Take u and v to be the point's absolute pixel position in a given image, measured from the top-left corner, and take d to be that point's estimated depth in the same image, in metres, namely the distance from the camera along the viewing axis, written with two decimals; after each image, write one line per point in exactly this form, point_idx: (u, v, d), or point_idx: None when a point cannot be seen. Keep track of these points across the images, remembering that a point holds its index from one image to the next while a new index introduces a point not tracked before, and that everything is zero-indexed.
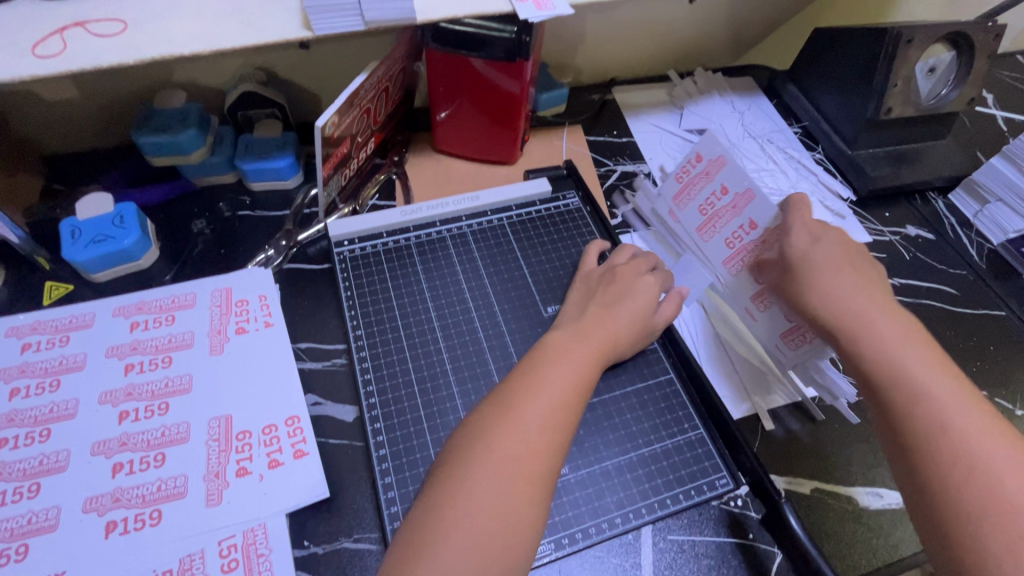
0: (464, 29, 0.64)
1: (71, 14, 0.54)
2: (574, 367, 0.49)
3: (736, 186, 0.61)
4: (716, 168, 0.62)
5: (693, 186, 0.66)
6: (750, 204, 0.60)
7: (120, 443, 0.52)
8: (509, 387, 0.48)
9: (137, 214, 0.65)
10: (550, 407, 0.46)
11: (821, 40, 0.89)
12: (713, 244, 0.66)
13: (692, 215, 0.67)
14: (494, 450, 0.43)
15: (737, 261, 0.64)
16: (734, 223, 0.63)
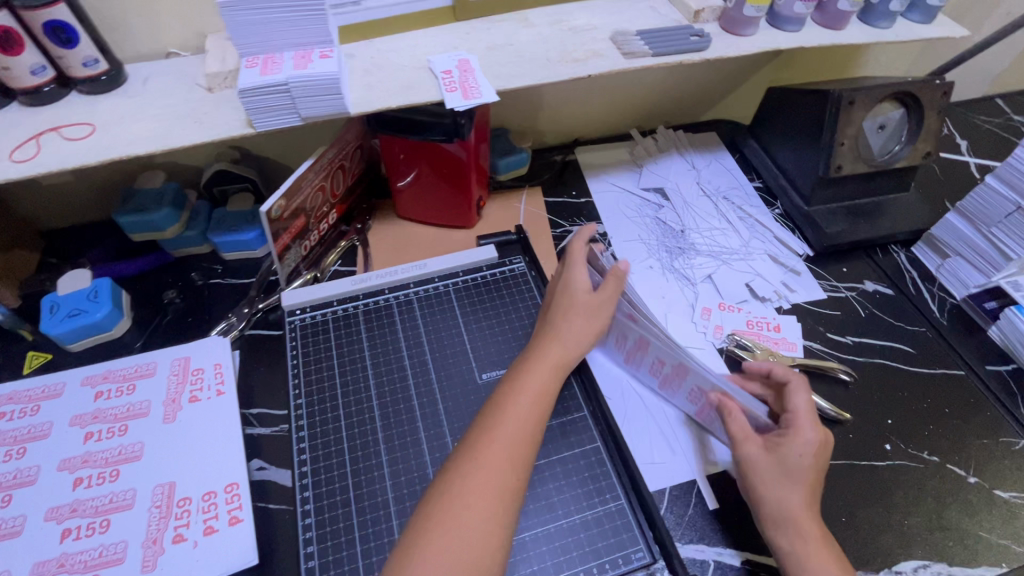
0: (412, 117, 0.70)
1: (49, 120, 0.62)
2: (535, 389, 0.56)
3: (632, 329, 0.61)
4: (609, 312, 0.63)
5: (599, 323, 0.67)
6: (651, 347, 0.61)
7: (70, 509, 0.57)
8: (477, 424, 0.54)
9: (110, 288, 0.72)
10: (513, 437, 0.52)
11: (774, 100, 0.91)
12: (643, 370, 0.67)
13: (613, 346, 0.68)
14: (470, 484, 0.48)
15: (667, 384, 0.64)
16: (648, 359, 0.63)
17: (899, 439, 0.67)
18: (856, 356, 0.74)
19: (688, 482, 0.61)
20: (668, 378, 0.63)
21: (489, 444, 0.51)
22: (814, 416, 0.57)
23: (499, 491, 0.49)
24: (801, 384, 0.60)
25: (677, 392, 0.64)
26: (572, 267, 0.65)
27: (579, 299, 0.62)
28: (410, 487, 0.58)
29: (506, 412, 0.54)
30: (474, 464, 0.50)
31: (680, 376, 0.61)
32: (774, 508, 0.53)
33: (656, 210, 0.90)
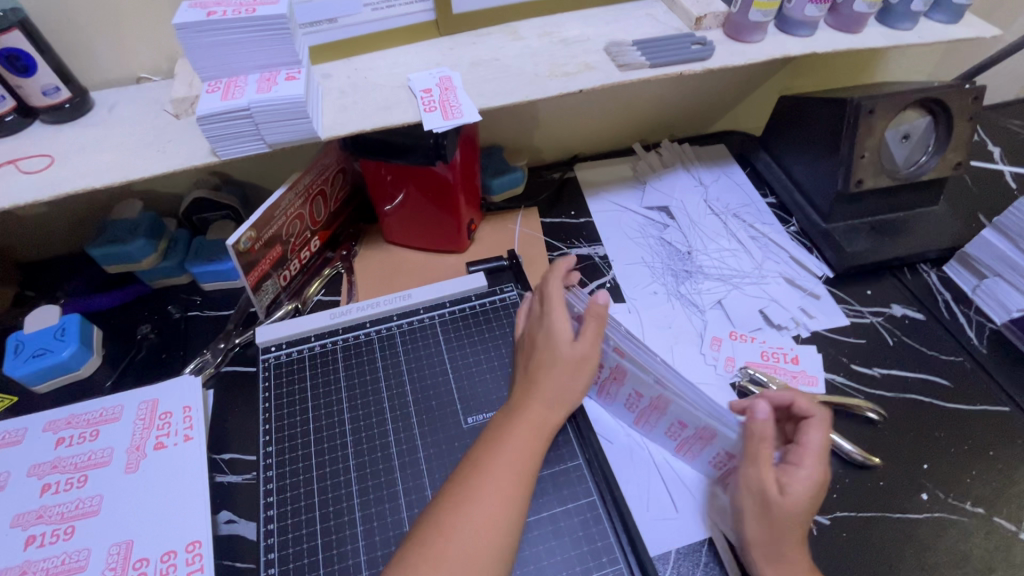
0: (391, 139, 0.65)
1: (7, 152, 0.58)
2: (514, 455, 0.50)
3: (648, 391, 0.55)
4: (620, 373, 0.57)
5: (606, 384, 0.60)
6: (671, 408, 0.54)
7: (19, 572, 0.52)
8: (451, 486, 0.48)
9: (79, 325, 0.68)
10: (489, 503, 0.47)
11: (787, 110, 0.85)
12: (657, 434, 0.61)
13: (622, 409, 0.62)
14: (434, 560, 0.44)
15: (685, 447, 0.59)
16: (664, 422, 0.58)
17: (937, 487, 0.59)
18: (885, 390, 0.67)
19: (698, 540, 0.56)
20: (690, 441, 0.57)
21: (456, 511, 0.46)
22: (826, 456, 0.51)
23: (468, 568, 0.44)
24: (820, 420, 0.53)
25: (697, 456, 0.58)
26: (552, 310, 0.57)
27: (561, 354, 0.54)
28: (384, 548, 0.52)
29: (484, 471, 0.48)
30: (441, 535, 0.45)
31: (705, 437, 0.55)
32: (765, 532, 0.49)
33: (661, 230, 0.84)
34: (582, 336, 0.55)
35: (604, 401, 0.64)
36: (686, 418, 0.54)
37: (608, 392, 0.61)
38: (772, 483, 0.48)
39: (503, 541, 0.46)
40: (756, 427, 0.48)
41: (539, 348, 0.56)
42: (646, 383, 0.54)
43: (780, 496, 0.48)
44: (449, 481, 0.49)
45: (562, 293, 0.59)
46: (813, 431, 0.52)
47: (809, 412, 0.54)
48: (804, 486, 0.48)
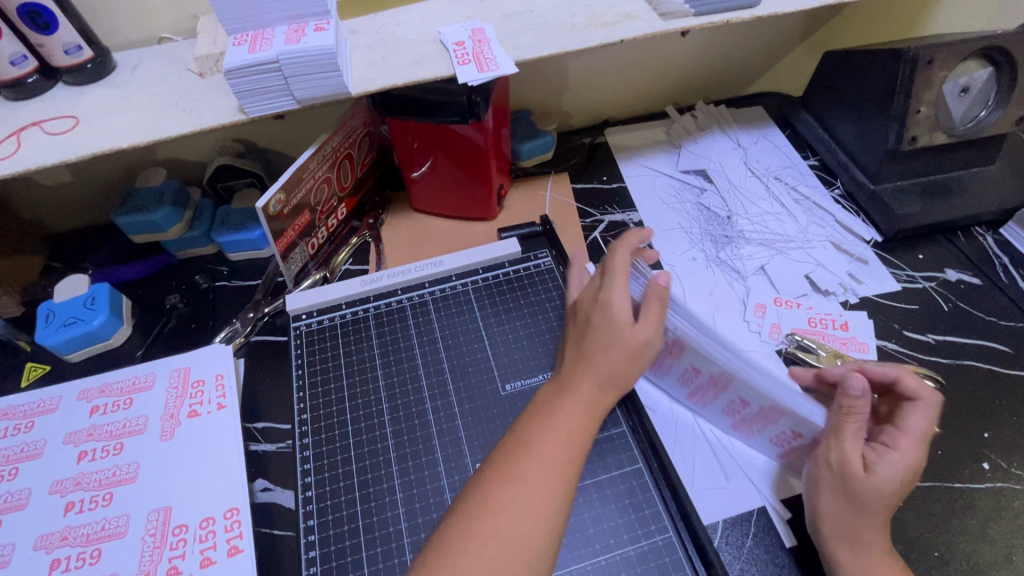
0: (423, 97, 0.62)
1: (31, 114, 0.56)
2: (563, 434, 0.47)
3: (709, 369, 0.52)
4: (676, 349, 0.53)
5: (660, 360, 0.57)
6: (734, 387, 0.51)
7: (61, 537, 0.52)
8: (498, 461, 0.45)
9: (108, 294, 0.67)
10: (540, 481, 0.43)
11: (833, 66, 0.80)
12: (712, 410, 0.58)
13: (676, 384, 0.59)
14: (482, 535, 0.41)
15: (743, 425, 0.56)
16: (723, 396, 0.54)
17: (999, 457, 0.56)
18: (940, 358, 0.63)
19: (748, 510, 0.54)
20: (750, 421, 0.54)
21: (504, 488, 0.43)
22: (927, 443, 0.48)
23: (517, 547, 0.41)
24: (927, 405, 0.49)
25: (756, 432, 0.55)
26: (614, 284, 0.52)
27: (621, 337, 0.50)
28: (425, 516, 0.51)
29: (534, 449, 0.45)
30: (488, 512, 0.42)
31: (770, 417, 0.52)
32: (843, 508, 0.48)
33: (698, 195, 0.81)
34: (643, 319, 0.50)
35: (655, 376, 0.61)
36: (750, 398, 0.51)
37: (662, 368, 0.58)
38: (856, 462, 0.47)
39: (555, 521, 0.42)
40: (848, 402, 0.48)
41: (594, 325, 0.52)
42: (707, 364, 0.51)
43: (864, 473, 0.47)
44: (493, 456, 0.46)
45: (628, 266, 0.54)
46: (915, 415, 0.49)
47: (918, 393, 0.50)
48: (894, 469, 0.47)
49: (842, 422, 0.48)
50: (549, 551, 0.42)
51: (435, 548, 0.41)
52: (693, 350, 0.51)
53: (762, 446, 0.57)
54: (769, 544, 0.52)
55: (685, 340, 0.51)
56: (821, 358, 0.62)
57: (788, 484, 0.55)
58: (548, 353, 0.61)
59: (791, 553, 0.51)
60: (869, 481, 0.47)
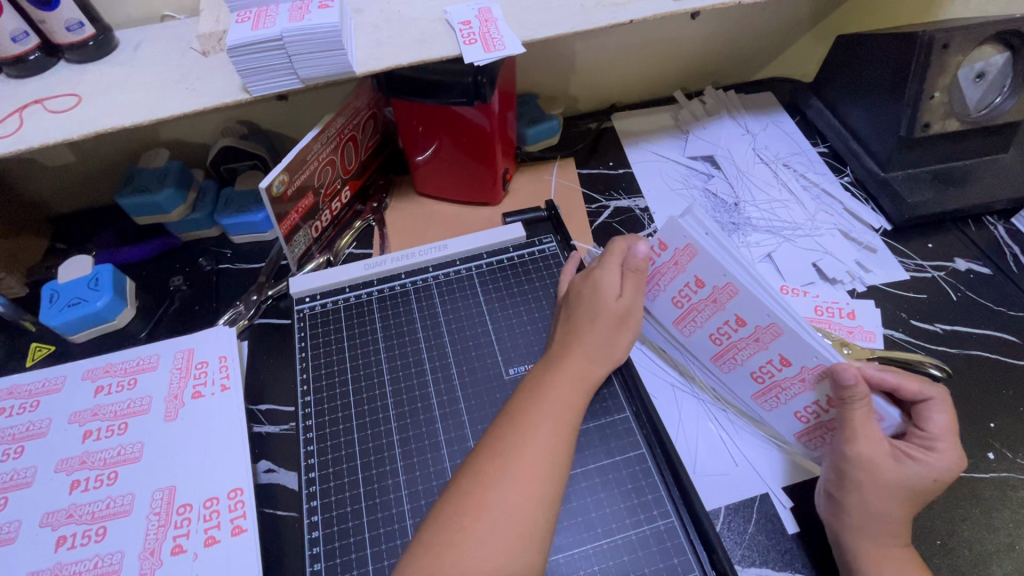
0: (427, 77, 0.61)
1: (34, 92, 0.56)
2: (553, 407, 0.47)
3: (756, 319, 0.52)
4: (725, 296, 0.53)
5: (698, 312, 0.56)
6: (778, 340, 0.51)
7: (66, 515, 0.53)
8: (490, 436, 0.46)
9: (112, 275, 0.67)
10: (529, 453, 0.44)
11: (846, 50, 0.79)
12: (737, 375, 0.57)
13: (704, 342, 0.58)
14: (475, 509, 0.41)
15: (767, 396, 0.55)
16: (760, 357, 0.54)
17: (1004, 447, 0.56)
18: (948, 347, 0.63)
19: (750, 496, 0.54)
20: (780, 387, 0.54)
21: (494, 461, 0.43)
22: (955, 439, 0.48)
23: (509, 520, 0.40)
24: (941, 401, 0.49)
25: (781, 403, 0.55)
26: (603, 267, 0.54)
27: (606, 307, 0.52)
28: (427, 498, 0.51)
29: (523, 421, 0.46)
30: (480, 485, 0.42)
31: (806, 381, 0.51)
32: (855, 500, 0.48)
33: (706, 180, 0.80)
34: (625, 285, 0.53)
35: (681, 334, 0.60)
36: (793, 353, 0.51)
37: (697, 322, 0.57)
38: (878, 455, 0.47)
39: (547, 492, 0.42)
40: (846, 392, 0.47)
41: (580, 304, 0.53)
42: (757, 310, 0.51)
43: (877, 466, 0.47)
44: (488, 434, 0.46)
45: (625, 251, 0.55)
46: (936, 412, 0.48)
47: (926, 393, 0.49)
48: (921, 466, 0.47)
49: (850, 416, 0.48)
50: (542, 521, 0.41)
51: (431, 526, 0.41)
52: (748, 293, 0.51)
53: (779, 423, 0.56)
54: (771, 530, 0.52)
55: (741, 280, 0.51)
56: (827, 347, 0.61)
57: (790, 472, 0.55)
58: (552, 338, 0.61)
59: (793, 540, 0.51)
60: (893, 474, 0.47)
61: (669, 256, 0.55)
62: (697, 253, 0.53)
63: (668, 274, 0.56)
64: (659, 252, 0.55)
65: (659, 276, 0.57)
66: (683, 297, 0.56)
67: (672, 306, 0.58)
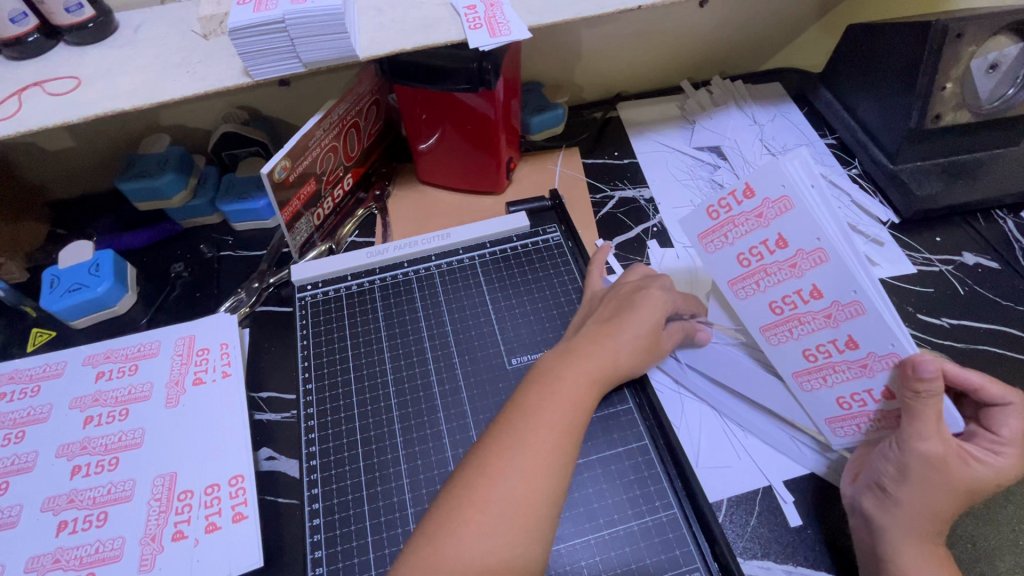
0: (432, 64, 0.60)
1: (33, 74, 0.55)
2: (566, 400, 0.45)
3: (837, 292, 0.45)
4: (807, 262, 0.46)
5: (767, 274, 0.49)
6: (853, 321, 0.46)
7: (68, 500, 0.53)
8: (498, 428, 0.44)
9: (113, 260, 0.67)
10: (537, 449, 0.42)
11: (857, 40, 0.77)
12: (786, 349, 0.51)
13: (759, 309, 0.51)
14: (479, 503, 0.40)
15: (812, 377, 0.50)
16: (823, 334, 0.48)
17: None
18: (954, 342, 0.62)
19: (753, 489, 0.54)
20: (834, 370, 0.49)
21: (502, 456, 0.42)
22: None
23: (513, 515, 0.40)
24: (1019, 407, 0.45)
25: (824, 386, 0.50)
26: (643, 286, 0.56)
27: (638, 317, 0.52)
28: (428, 487, 0.51)
29: (533, 415, 0.44)
30: (484, 479, 0.41)
31: (868, 368, 0.47)
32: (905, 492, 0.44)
33: (712, 171, 0.79)
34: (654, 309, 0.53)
35: (732, 297, 0.52)
36: (865, 337, 0.46)
37: (760, 285, 0.50)
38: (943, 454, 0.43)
39: (552, 489, 0.41)
40: (924, 385, 0.42)
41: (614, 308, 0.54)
42: (844, 283, 0.45)
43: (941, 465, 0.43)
44: (494, 425, 0.45)
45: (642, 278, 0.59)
46: (1012, 417, 0.45)
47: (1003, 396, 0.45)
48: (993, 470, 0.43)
49: (922, 408, 0.43)
50: (546, 517, 0.40)
51: (433, 517, 0.40)
52: (840, 263, 0.44)
53: (810, 404, 0.52)
54: (773, 523, 0.52)
55: (837, 247, 0.44)
56: None
57: (792, 465, 0.55)
58: (556, 328, 0.61)
59: (796, 533, 0.51)
60: (963, 474, 0.43)
61: (755, 206, 0.47)
62: (792, 207, 0.45)
63: (746, 225, 0.48)
64: (743, 199, 0.47)
65: (733, 227, 0.49)
66: (753, 254, 0.49)
67: (736, 263, 0.50)
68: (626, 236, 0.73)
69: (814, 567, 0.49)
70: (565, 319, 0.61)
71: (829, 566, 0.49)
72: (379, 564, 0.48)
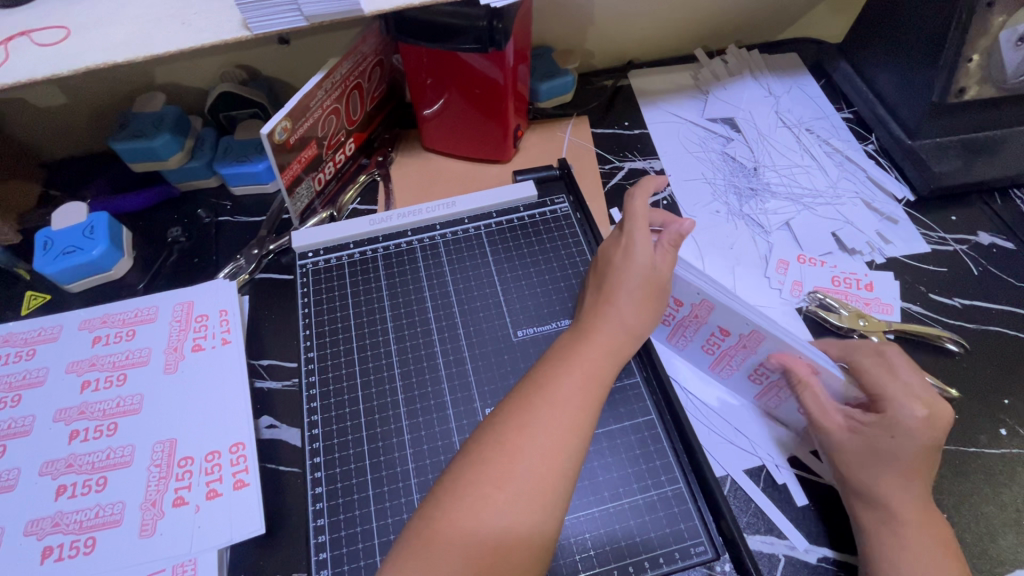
0: (436, 20, 0.57)
1: (18, 23, 0.51)
2: (579, 375, 0.45)
3: (739, 328, 0.52)
4: (703, 311, 0.53)
5: (684, 329, 0.57)
6: (763, 345, 0.51)
7: (66, 465, 0.52)
8: (514, 398, 0.44)
9: (107, 224, 0.65)
10: (555, 424, 0.42)
11: (885, 9, 0.74)
12: (733, 379, 0.57)
13: (700, 354, 0.58)
14: (497, 481, 0.39)
15: (768, 397, 0.55)
16: (750, 360, 0.53)
17: (1018, 423, 0.55)
18: (965, 322, 0.61)
19: (756, 465, 0.53)
20: (773, 390, 0.53)
21: (520, 432, 0.41)
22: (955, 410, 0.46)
23: (534, 490, 0.39)
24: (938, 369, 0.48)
25: (780, 402, 0.54)
26: (636, 228, 0.51)
27: (634, 271, 0.49)
28: (432, 459, 0.50)
29: (550, 392, 0.43)
30: (502, 454, 0.40)
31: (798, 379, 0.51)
32: None
33: (724, 144, 0.77)
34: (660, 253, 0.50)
35: (675, 349, 0.60)
36: (775, 353, 0.51)
37: (686, 337, 0.57)
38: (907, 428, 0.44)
39: (569, 463, 0.41)
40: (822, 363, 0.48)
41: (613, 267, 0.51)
42: (737, 319, 0.51)
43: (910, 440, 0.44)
44: (508, 399, 0.44)
45: (647, 212, 0.53)
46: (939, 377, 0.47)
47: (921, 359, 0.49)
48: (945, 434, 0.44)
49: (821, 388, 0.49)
50: (563, 492, 0.40)
51: (446, 488, 0.40)
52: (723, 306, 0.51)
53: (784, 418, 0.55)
54: (778, 498, 0.52)
55: (714, 295, 0.52)
56: (843, 318, 0.60)
57: (795, 440, 0.55)
58: (562, 300, 0.59)
59: (801, 510, 0.51)
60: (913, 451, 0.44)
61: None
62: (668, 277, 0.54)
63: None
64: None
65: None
66: (666, 317, 0.57)
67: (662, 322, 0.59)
68: None
69: (817, 543, 0.49)
70: (572, 291, 0.60)
71: (831, 540, 0.50)
72: (382, 533, 0.47)
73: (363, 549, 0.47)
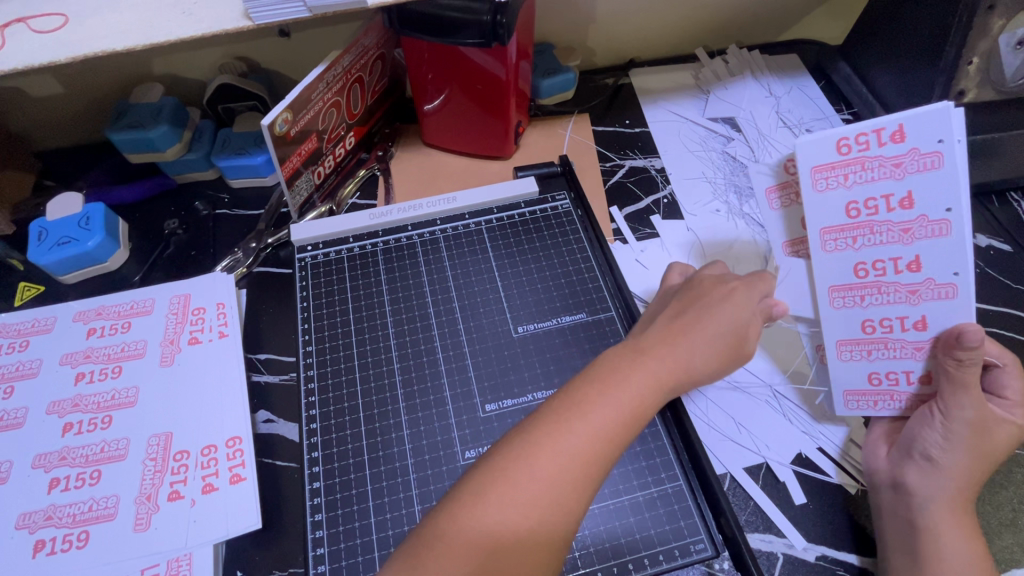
0: (441, 13, 0.56)
1: (14, 9, 0.50)
2: (627, 393, 0.41)
3: (936, 271, 0.48)
4: (930, 230, 0.48)
5: (872, 232, 0.50)
6: (936, 301, 0.49)
7: (59, 457, 0.51)
8: (552, 404, 0.41)
9: (104, 215, 0.64)
10: (587, 438, 0.39)
11: (886, 11, 0.75)
12: (847, 314, 0.52)
13: (843, 266, 0.51)
14: (520, 498, 0.37)
15: (860, 350, 0.52)
16: (898, 308, 0.50)
17: None
18: None
19: (756, 463, 0.53)
20: (887, 346, 0.51)
21: (551, 440, 0.38)
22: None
23: (546, 499, 0.37)
24: (1013, 368, 0.49)
25: (867, 359, 0.52)
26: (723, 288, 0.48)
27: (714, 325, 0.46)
28: (431, 454, 0.50)
29: (588, 402, 0.40)
30: (522, 457, 0.38)
31: (921, 351, 0.50)
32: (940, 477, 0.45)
33: (725, 143, 0.78)
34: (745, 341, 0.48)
35: (817, 246, 0.52)
36: (938, 319, 0.49)
37: (856, 243, 0.50)
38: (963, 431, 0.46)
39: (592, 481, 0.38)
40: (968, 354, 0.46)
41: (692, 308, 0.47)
42: (946, 262, 0.48)
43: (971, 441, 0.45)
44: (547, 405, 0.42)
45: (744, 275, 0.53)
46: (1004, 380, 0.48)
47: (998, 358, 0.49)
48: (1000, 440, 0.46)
49: (962, 377, 0.46)
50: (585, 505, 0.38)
51: (461, 490, 0.38)
52: (957, 241, 0.47)
53: (840, 374, 0.54)
54: (778, 497, 0.52)
55: (963, 223, 0.46)
56: None
57: (795, 438, 0.55)
58: (564, 299, 0.59)
59: (800, 509, 0.51)
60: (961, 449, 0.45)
61: (899, 152, 0.47)
62: (937, 167, 0.46)
63: (877, 171, 0.48)
64: (887, 140, 0.47)
65: (861, 169, 0.48)
66: (867, 206, 0.49)
67: (840, 212, 0.50)
68: (636, 207, 0.71)
69: (816, 541, 0.49)
70: (572, 289, 0.60)
71: (830, 539, 0.50)
72: (380, 528, 0.47)
73: (361, 545, 0.46)
